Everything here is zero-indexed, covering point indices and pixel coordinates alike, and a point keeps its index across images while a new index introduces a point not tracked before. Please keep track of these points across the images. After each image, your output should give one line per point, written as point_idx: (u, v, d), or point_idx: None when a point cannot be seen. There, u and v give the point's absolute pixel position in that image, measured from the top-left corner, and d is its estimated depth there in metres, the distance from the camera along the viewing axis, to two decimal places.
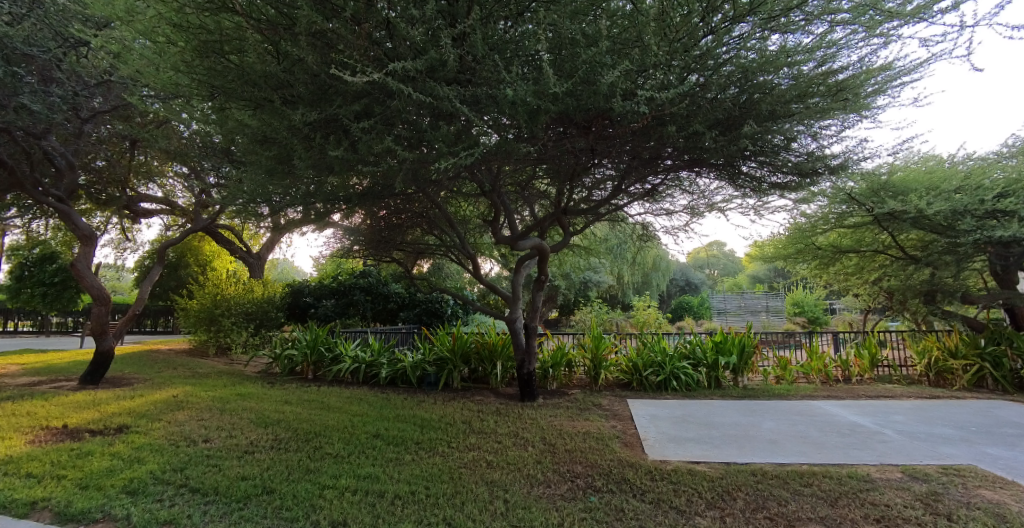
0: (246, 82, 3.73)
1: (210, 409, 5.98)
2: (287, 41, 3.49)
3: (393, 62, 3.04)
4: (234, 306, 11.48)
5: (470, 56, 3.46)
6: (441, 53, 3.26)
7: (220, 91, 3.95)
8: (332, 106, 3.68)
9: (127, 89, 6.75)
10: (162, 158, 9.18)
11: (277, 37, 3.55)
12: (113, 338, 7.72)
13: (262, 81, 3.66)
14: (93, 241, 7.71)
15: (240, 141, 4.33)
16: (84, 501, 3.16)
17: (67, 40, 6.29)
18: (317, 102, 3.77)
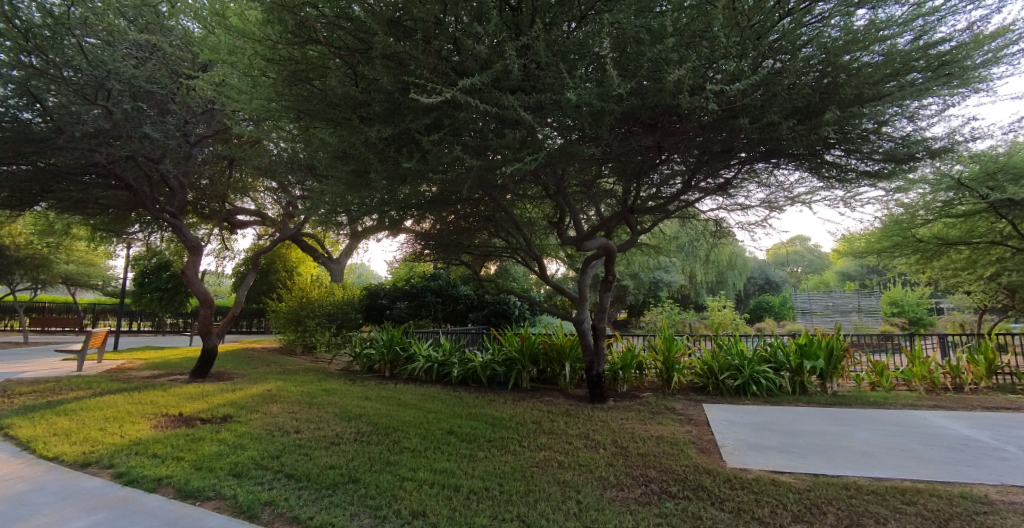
0: (328, 105, 4.07)
1: (300, 402, 6.53)
2: (364, 64, 3.76)
3: (461, 77, 3.16)
4: (318, 308, 12.45)
5: (534, 64, 3.53)
6: (505, 64, 3.37)
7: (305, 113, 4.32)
8: (404, 121, 3.90)
9: (226, 115, 7.55)
10: (255, 175, 10.16)
11: (355, 61, 3.84)
12: (217, 337, 8.65)
13: (343, 102, 3.96)
14: (200, 251, 8.66)
15: (323, 157, 4.71)
16: (199, 480, 3.60)
17: (179, 76, 7.22)
18: (391, 118, 4.01)
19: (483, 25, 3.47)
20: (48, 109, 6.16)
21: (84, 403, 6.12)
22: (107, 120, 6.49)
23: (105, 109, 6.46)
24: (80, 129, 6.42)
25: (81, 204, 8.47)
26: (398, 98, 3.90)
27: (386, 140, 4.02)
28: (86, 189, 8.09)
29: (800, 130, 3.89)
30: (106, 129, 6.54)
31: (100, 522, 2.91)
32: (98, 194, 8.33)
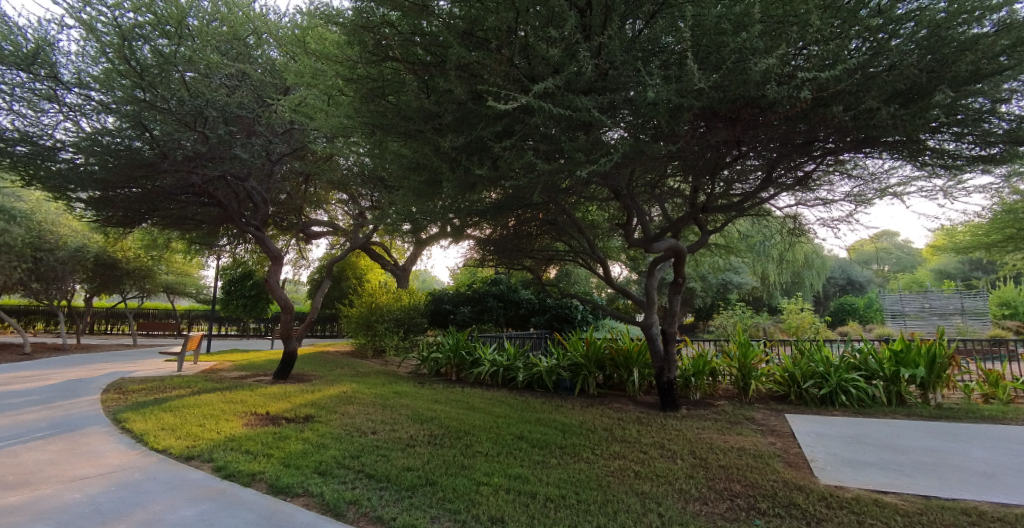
0: (402, 118, 4.22)
1: (374, 404, 6.82)
2: (438, 77, 3.88)
3: (537, 82, 3.16)
4: (387, 313, 12.99)
5: (607, 65, 3.47)
6: (578, 66, 3.33)
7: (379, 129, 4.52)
8: (475, 129, 3.97)
9: (304, 133, 8.09)
10: (329, 188, 10.80)
11: (429, 76, 3.98)
12: (297, 341, 9.21)
13: (417, 114, 4.10)
14: (281, 260, 9.29)
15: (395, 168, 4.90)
16: (288, 477, 3.80)
17: (264, 101, 7.81)
18: (462, 127, 4.09)
19: (554, 29, 3.46)
20: (155, 136, 6.84)
21: (186, 400, 6.72)
22: (204, 144, 7.11)
23: (202, 134, 7.10)
24: (180, 153, 7.08)
25: (181, 220, 9.36)
26: (469, 108, 3.98)
27: (457, 148, 4.11)
28: (185, 207, 8.93)
29: (902, 115, 3.53)
30: (202, 151, 7.18)
31: (204, 513, 3.13)
32: (195, 212, 9.17)
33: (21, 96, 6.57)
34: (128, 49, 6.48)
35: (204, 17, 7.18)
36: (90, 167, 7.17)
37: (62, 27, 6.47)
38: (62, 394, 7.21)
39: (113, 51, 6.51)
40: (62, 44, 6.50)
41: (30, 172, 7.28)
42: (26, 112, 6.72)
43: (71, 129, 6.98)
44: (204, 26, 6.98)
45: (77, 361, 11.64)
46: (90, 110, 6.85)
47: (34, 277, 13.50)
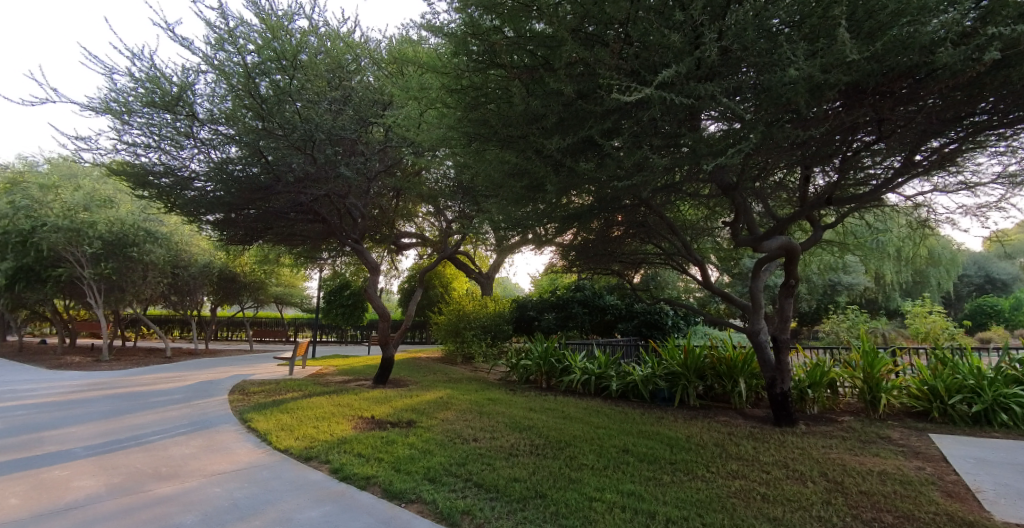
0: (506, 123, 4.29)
1: (471, 410, 6.93)
2: (546, 78, 3.92)
3: (662, 71, 3.07)
4: (474, 320, 13.34)
5: (733, 47, 3.29)
6: (703, 51, 3.21)
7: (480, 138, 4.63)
8: (584, 128, 3.95)
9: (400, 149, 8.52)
10: (419, 201, 11.29)
11: (535, 78, 4.03)
12: (394, 347, 9.65)
13: (519, 119, 4.10)
14: (378, 272, 9.84)
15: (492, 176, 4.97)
16: (401, 482, 3.87)
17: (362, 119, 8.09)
18: (568, 128, 4.08)
19: (670, 16, 3.33)
20: (270, 161, 7.51)
21: (300, 403, 7.26)
22: (312, 165, 7.72)
23: (310, 156, 7.65)
24: (291, 175, 7.73)
25: (291, 237, 10.24)
26: (576, 108, 3.95)
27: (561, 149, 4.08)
28: (294, 224, 9.75)
29: None
30: (310, 172, 7.79)
31: (328, 514, 3.28)
32: (302, 228, 9.99)
33: (165, 134, 7.54)
34: (251, 85, 7.11)
35: (308, 50, 7.40)
36: (218, 193, 8.04)
37: (198, 73, 7.35)
38: (199, 394, 8.10)
39: (240, 85, 7.13)
40: (198, 87, 7.39)
41: (171, 199, 8.31)
42: (168, 148, 7.69)
43: (204, 160, 7.88)
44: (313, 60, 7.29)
45: (207, 364, 13.11)
46: (218, 142, 7.68)
47: (172, 290, 15.50)
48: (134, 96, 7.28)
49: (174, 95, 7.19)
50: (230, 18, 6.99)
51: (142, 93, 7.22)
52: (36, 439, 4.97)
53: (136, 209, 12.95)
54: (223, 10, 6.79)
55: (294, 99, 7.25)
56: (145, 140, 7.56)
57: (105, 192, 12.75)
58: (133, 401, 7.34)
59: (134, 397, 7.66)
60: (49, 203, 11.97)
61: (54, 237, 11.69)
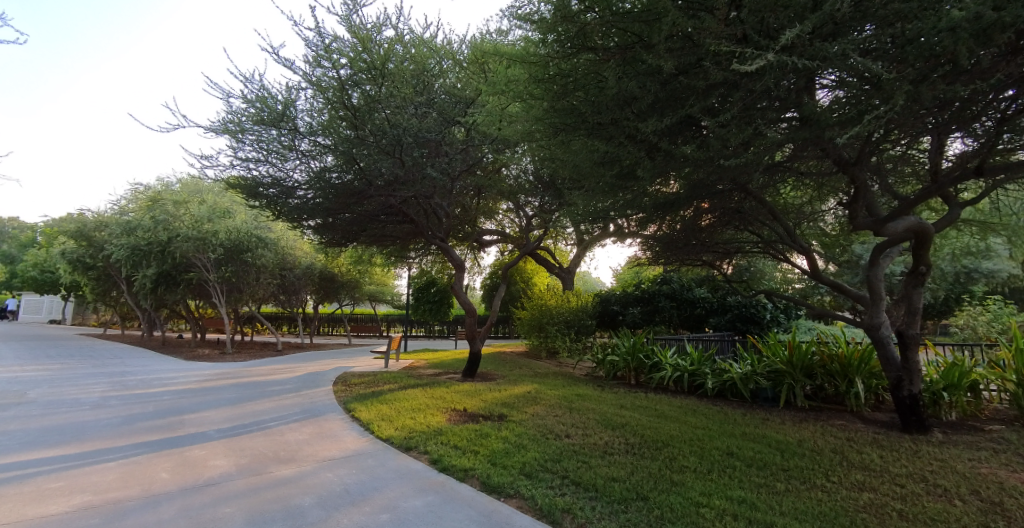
0: (597, 110, 4.26)
1: (560, 406, 6.89)
2: (643, 55, 3.84)
3: (785, 32, 2.89)
4: (557, 315, 13.32)
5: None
6: (832, 5, 2.93)
7: (569, 127, 4.62)
8: (683, 106, 3.92)
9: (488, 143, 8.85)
10: (500, 197, 11.45)
11: (628, 57, 3.97)
12: (481, 342, 9.87)
13: (612, 104, 4.11)
14: (463, 269, 10.12)
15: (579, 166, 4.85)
16: (499, 476, 3.91)
17: (447, 120, 8.26)
18: (667, 106, 4.01)
19: None
20: (363, 167, 7.97)
21: (398, 394, 7.68)
22: (402, 168, 8.11)
23: (399, 159, 8.01)
24: (383, 179, 8.18)
25: (383, 237, 10.86)
26: (675, 84, 3.83)
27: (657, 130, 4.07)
28: (386, 226, 10.31)
29: None
30: (399, 174, 8.17)
31: (431, 504, 3.38)
32: (391, 229, 10.54)
33: (273, 148, 8.25)
34: (345, 96, 7.56)
35: (395, 58, 7.64)
36: (318, 200, 8.70)
37: (299, 90, 7.97)
38: (307, 385, 8.85)
39: (335, 94, 7.60)
40: (299, 103, 8.01)
41: (279, 207, 9.14)
42: (275, 161, 8.43)
43: (305, 170, 8.51)
44: (399, 67, 7.56)
45: (312, 357, 14.34)
46: (316, 152, 8.28)
47: (281, 290, 17.14)
48: (246, 116, 8.06)
49: (279, 112, 7.86)
50: (326, 36, 7.49)
51: (253, 112, 7.97)
52: (180, 421, 5.70)
53: (249, 218, 14.45)
54: (321, 29, 7.28)
55: (383, 106, 7.63)
56: (256, 155, 8.36)
57: (224, 204, 14.36)
58: (254, 390, 8.21)
59: (254, 386, 8.55)
60: (181, 217, 13.72)
61: (186, 246, 13.39)
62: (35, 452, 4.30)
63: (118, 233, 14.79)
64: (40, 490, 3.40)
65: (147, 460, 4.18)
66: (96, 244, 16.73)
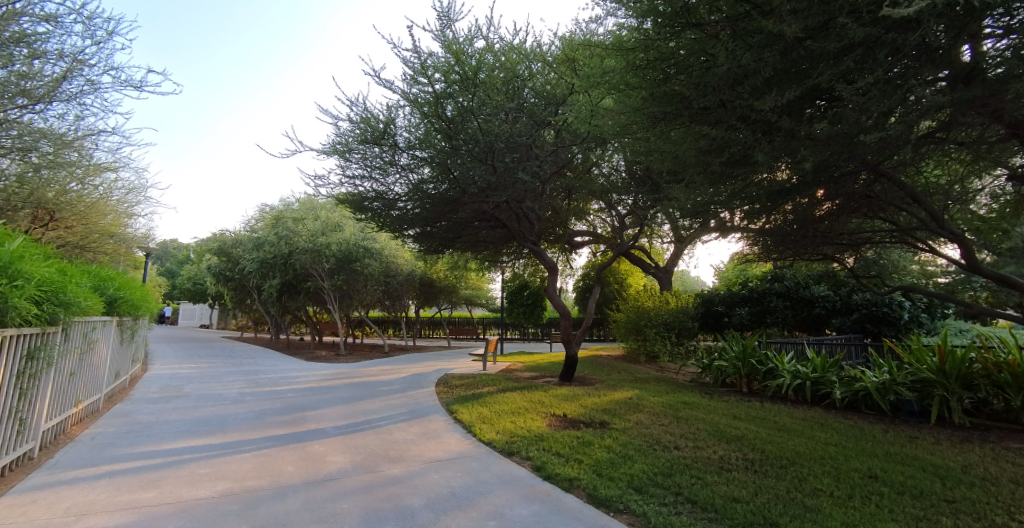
0: (704, 90, 4.33)
1: (666, 415, 6.48)
2: (760, 23, 3.80)
3: None
4: (656, 317, 12.69)
5: None
6: None
7: (672, 112, 4.70)
8: (808, 77, 3.91)
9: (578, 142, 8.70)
10: (591, 197, 11.20)
11: (738, 29, 3.97)
12: (577, 345, 9.67)
13: (723, 83, 4.17)
14: (556, 271, 10.01)
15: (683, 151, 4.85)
16: (606, 489, 3.72)
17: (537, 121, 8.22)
18: (786, 80, 4.06)
19: None
20: (457, 176, 8.23)
21: (497, 397, 7.76)
22: (494, 174, 8.25)
23: (491, 166, 8.15)
24: (476, 186, 8.38)
25: (477, 243, 11.15)
26: (801, 48, 3.75)
27: (776, 107, 4.11)
28: (479, 232, 10.57)
29: None
30: (492, 181, 8.31)
31: (538, 514, 3.30)
32: (485, 235, 10.78)
33: (376, 165, 8.77)
34: (439, 108, 7.84)
35: (485, 68, 7.79)
36: (416, 210, 9.16)
37: (398, 108, 8.44)
38: (412, 385, 9.34)
39: (431, 109, 7.94)
40: (398, 121, 8.45)
41: (383, 219, 9.77)
42: (378, 176, 8.97)
43: (405, 182, 8.95)
44: (489, 76, 7.68)
45: (414, 359, 15.14)
46: (414, 165, 8.66)
47: (386, 296, 18.39)
48: (352, 137, 8.65)
49: (381, 130, 8.35)
50: (424, 55, 7.88)
51: (358, 133, 8.53)
52: (303, 417, 6.29)
53: (356, 230, 15.69)
54: (419, 49, 7.68)
55: (475, 116, 7.80)
56: (362, 172, 8.97)
57: (335, 219, 15.74)
58: (366, 390, 8.82)
59: (365, 386, 9.20)
60: (300, 232, 15.28)
61: (305, 257, 14.89)
62: (188, 440, 4.98)
63: (251, 249, 16.88)
64: (193, 475, 3.91)
65: (276, 453, 4.64)
66: (235, 259, 19.26)
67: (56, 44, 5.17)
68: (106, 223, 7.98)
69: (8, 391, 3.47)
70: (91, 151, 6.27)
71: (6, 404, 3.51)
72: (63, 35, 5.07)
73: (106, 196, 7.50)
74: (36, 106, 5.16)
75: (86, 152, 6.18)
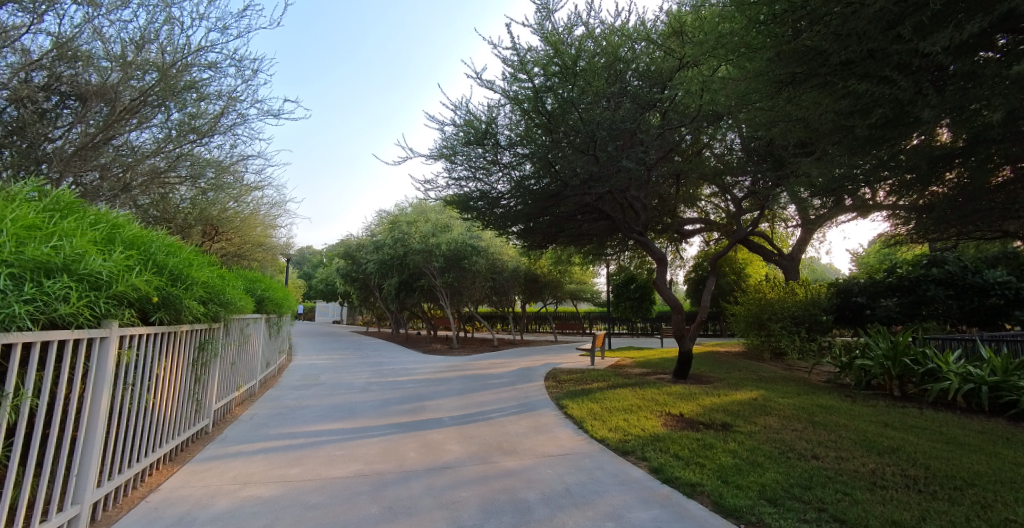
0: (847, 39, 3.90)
1: (799, 419, 5.77)
2: None
3: None
4: (781, 310, 11.44)
5: None
6: None
7: (808, 70, 4.30)
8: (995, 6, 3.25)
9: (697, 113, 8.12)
10: (702, 182, 10.42)
11: None
12: (691, 340, 9.04)
13: (873, 27, 3.68)
14: (665, 263, 9.49)
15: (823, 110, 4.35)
16: (734, 498, 3.39)
17: (641, 105, 7.79)
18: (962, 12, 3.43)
19: None
20: (558, 169, 8.14)
21: (606, 393, 7.54)
22: (596, 164, 8.01)
23: (594, 156, 7.93)
24: (578, 178, 8.24)
25: (580, 236, 10.98)
26: None
27: (948, 47, 3.51)
28: (582, 224, 10.41)
29: None
30: (594, 171, 8.11)
31: (659, 519, 3.10)
32: (588, 228, 10.61)
33: (480, 165, 8.96)
34: (539, 103, 7.82)
35: (586, 55, 7.61)
36: (519, 206, 9.25)
37: (499, 108, 8.57)
38: (521, 379, 9.50)
39: (530, 104, 7.96)
40: (500, 120, 8.56)
41: (487, 217, 10.03)
42: (481, 176, 9.12)
43: (507, 180, 9.05)
44: (589, 63, 7.47)
45: (522, 353, 15.43)
46: (516, 163, 8.68)
47: (493, 292, 19.01)
48: (457, 140, 8.90)
49: (484, 131, 8.39)
50: (523, 51, 7.91)
51: (462, 135, 8.73)
52: (421, 407, 6.70)
53: (463, 230, 16.39)
54: (519, 45, 7.72)
55: (576, 106, 7.62)
56: (466, 173, 9.22)
57: (443, 220, 16.60)
58: (478, 382, 9.17)
59: (477, 379, 9.57)
60: (414, 234, 16.36)
61: (419, 258, 15.93)
62: (325, 424, 5.58)
63: (372, 251, 18.49)
64: (331, 456, 4.36)
65: (399, 439, 5.00)
66: (359, 261, 21.27)
67: (216, 86, 6.10)
68: (257, 233, 9.28)
69: (185, 376, 4.26)
70: (243, 173, 7.31)
71: (185, 387, 4.31)
72: (220, 77, 5.96)
73: (256, 211, 8.70)
74: (203, 139, 6.15)
75: (239, 174, 7.23)
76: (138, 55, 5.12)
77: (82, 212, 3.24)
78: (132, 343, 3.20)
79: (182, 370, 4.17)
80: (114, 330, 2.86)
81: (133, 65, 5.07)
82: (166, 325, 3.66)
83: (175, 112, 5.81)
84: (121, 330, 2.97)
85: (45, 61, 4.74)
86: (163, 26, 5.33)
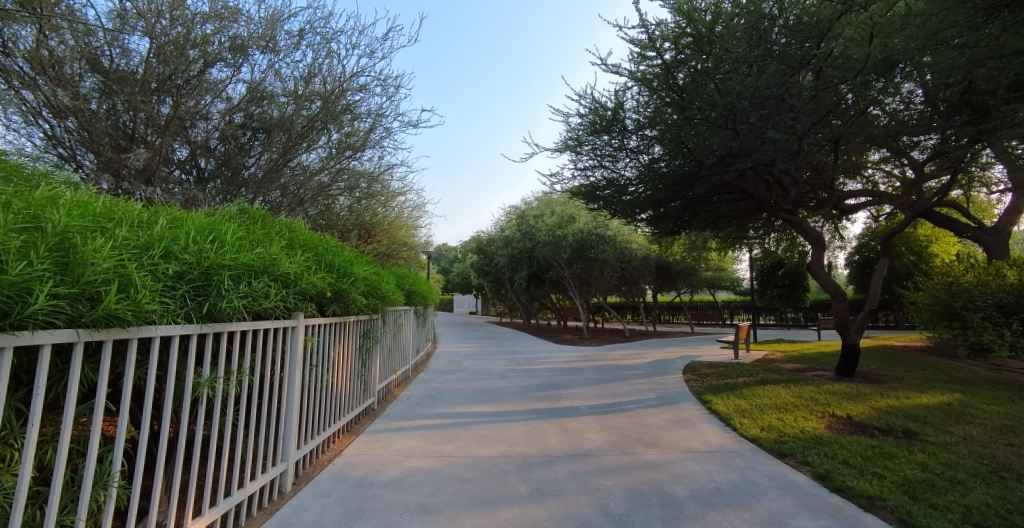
0: None
1: (1016, 432, 4.64)
2: None
3: None
4: (980, 295, 9.34)
5: None
6: None
7: None
8: None
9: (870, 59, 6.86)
10: (868, 147, 8.89)
11: None
12: (857, 333, 7.78)
13: None
14: (823, 244, 8.29)
15: None
16: (928, 519, 2.86)
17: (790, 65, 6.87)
18: None
19: None
20: (691, 149, 7.60)
21: (754, 389, 6.88)
22: (737, 139, 7.31)
23: (734, 130, 7.27)
24: (714, 156, 7.62)
25: (717, 218, 10.17)
26: None
27: None
28: (719, 206, 9.63)
29: None
30: (734, 147, 7.42)
31: None
32: (727, 209, 9.78)
33: (606, 153, 8.74)
34: (670, 79, 7.39)
35: (723, 19, 6.97)
36: (648, 192, 8.85)
37: (626, 90, 8.30)
38: (657, 371, 9.14)
39: (659, 83, 7.56)
40: (627, 103, 8.26)
41: (615, 206, 9.79)
42: (608, 164, 8.90)
43: (635, 165, 8.71)
44: (726, 27, 6.82)
45: (655, 345, 14.86)
46: (644, 146, 8.28)
47: (621, 282, 18.52)
48: (582, 131, 8.78)
49: (610, 117, 8.20)
50: (652, 26, 7.55)
51: (588, 124, 8.61)
52: (557, 395, 6.84)
53: (589, 220, 16.25)
54: (647, 21, 7.38)
55: (712, 78, 7.04)
56: (592, 162, 9.05)
57: (569, 211, 16.61)
58: (611, 373, 9.07)
59: (611, 369, 9.45)
60: (541, 227, 16.63)
61: (546, 250, 16.24)
62: (470, 407, 6.03)
63: (502, 246, 19.34)
64: (479, 436, 4.70)
65: (540, 424, 5.17)
66: (490, 255, 22.37)
67: (367, 105, 6.89)
68: (403, 234, 10.30)
69: (353, 360, 4.95)
70: (390, 181, 8.19)
71: (354, 369, 5.00)
72: (370, 98, 6.71)
73: (402, 214, 9.68)
74: (357, 154, 7.03)
75: (388, 182, 8.12)
76: (305, 88, 6.11)
77: (269, 223, 3.92)
78: (315, 331, 3.80)
79: (351, 355, 4.83)
80: (300, 320, 3.42)
81: (303, 97, 6.08)
82: (338, 317, 4.28)
83: (335, 134, 6.68)
84: (306, 321, 3.55)
85: (242, 104, 5.88)
86: (324, 60, 6.19)
